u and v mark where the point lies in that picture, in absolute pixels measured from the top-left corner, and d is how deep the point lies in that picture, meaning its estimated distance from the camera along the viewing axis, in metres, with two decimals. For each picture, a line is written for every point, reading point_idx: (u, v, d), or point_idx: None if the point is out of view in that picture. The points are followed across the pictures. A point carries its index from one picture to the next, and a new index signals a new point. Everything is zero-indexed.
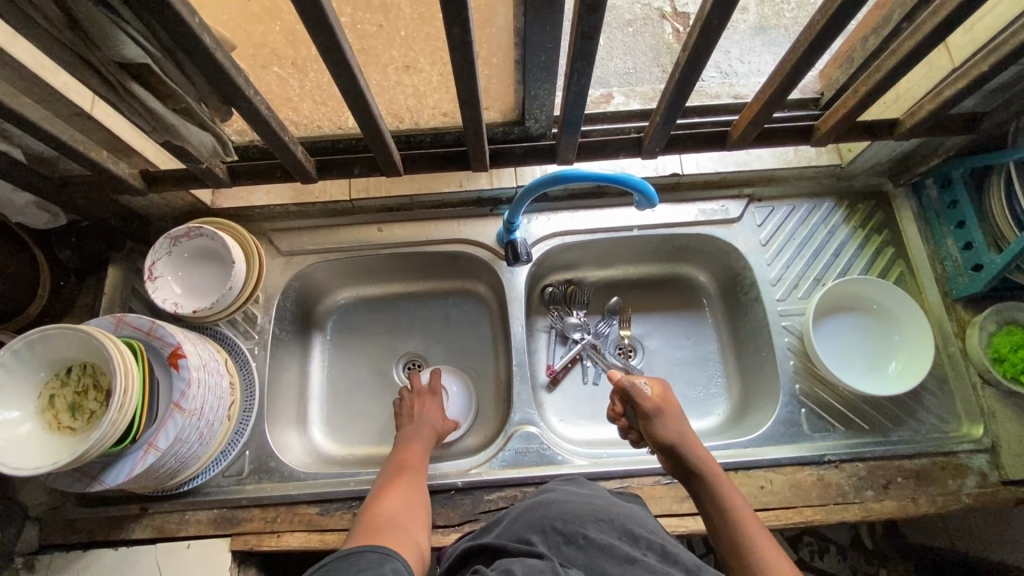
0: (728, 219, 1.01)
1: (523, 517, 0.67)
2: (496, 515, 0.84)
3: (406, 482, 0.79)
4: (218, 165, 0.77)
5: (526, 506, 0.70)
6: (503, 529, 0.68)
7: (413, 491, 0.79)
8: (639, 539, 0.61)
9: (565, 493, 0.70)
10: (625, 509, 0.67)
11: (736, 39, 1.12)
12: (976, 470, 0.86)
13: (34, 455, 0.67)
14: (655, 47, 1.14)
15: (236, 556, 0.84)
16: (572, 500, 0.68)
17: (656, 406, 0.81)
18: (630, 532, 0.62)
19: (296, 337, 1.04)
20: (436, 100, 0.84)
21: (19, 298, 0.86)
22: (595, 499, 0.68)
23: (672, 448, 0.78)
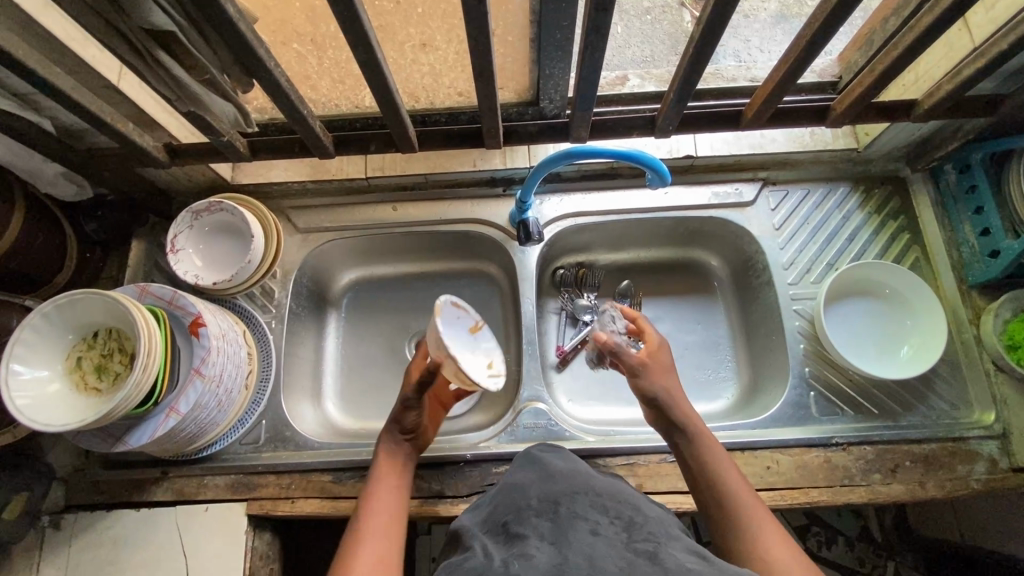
0: (741, 203, 1.00)
1: (503, 498, 0.69)
2: None
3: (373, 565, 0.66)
4: (238, 139, 0.78)
5: (511, 481, 0.71)
6: (491, 510, 0.69)
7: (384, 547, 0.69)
8: (609, 509, 0.61)
9: (547, 467, 0.70)
10: (606, 482, 0.67)
11: (756, 28, 1.11)
12: (986, 456, 0.85)
13: (63, 412, 0.70)
14: (674, 35, 1.13)
15: (252, 520, 0.87)
16: (551, 477, 0.67)
17: (642, 363, 0.79)
18: (602, 503, 0.62)
19: (312, 313, 1.06)
20: (452, 79, 0.86)
21: (48, 267, 0.90)
22: (575, 473, 0.67)
23: (654, 402, 0.77)
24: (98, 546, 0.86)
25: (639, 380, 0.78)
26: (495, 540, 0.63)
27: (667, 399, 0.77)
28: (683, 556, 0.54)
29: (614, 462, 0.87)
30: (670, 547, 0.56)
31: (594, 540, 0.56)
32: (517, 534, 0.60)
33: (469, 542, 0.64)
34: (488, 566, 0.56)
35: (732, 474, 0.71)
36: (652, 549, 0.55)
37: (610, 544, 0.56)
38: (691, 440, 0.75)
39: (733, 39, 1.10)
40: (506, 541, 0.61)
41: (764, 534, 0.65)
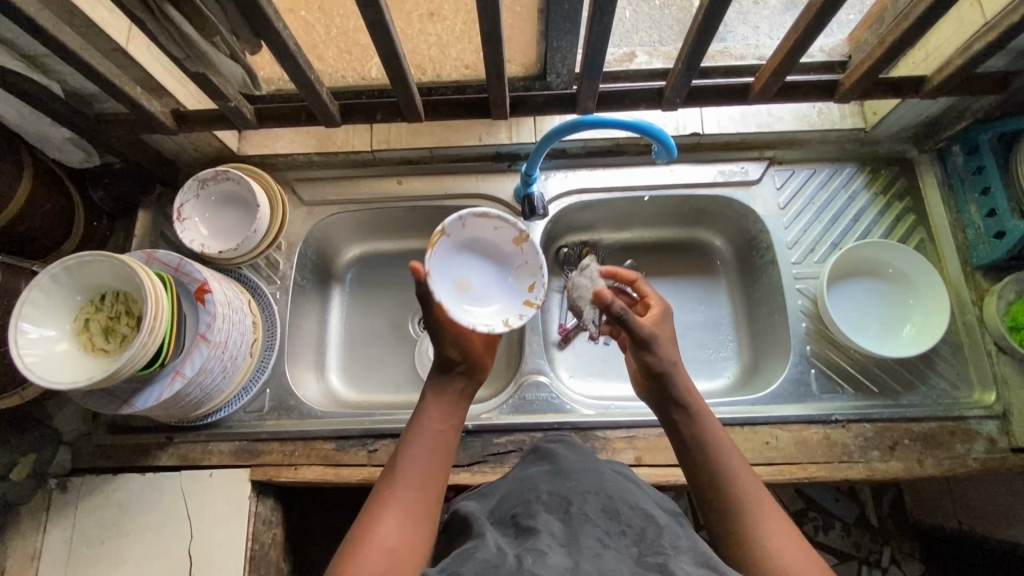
0: (747, 181, 1.00)
1: (512, 491, 0.68)
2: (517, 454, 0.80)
3: (399, 517, 0.62)
4: (245, 106, 0.79)
5: (520, 476, 0.70)
6: (496, 504, 0.67)
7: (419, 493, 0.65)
8: (621, 516, 0.60)
9: (561, 463, 0.69)
10: (621, 481, 0.66)
11: (767, 13, 1.08)
12: (985, 436, 0.86)
13: (70, 372, 0.70)
14: (683, 21, 1.09)
15: (255, 486, 0.88)
16: (563, 475, 0.66)
17: (649, 334, 0.72)
18: (614, 509, 0.60)
19: (316, 286, 1.07)
20: (459, 51, 0.86)
21: (55, 233, 0.90)
22: (589, 473, 0.67)
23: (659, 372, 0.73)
24: (103, 509, 0.88)
25: (644, 351, 0.72)
26: (503, 534, 0.61)
27: (672, 375, 0.72)
28: (691, 568, 0.53)
29: (614, 435, 0.88)
30: (678, 559, 0.54)
31: (602, 550, 0.55)
32: (529, 529, 0.58)
33: (475, 529, 0.62)
34: (498, 560, 0.54)
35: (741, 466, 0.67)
36: (661, 561, 0.53)
37: (619, 555, 0.55)
38: (695, 429, 0.70)
39: (742, 26, 1.06)
40: (517, 536, 0.59)
41: (773, 533, 0.61)
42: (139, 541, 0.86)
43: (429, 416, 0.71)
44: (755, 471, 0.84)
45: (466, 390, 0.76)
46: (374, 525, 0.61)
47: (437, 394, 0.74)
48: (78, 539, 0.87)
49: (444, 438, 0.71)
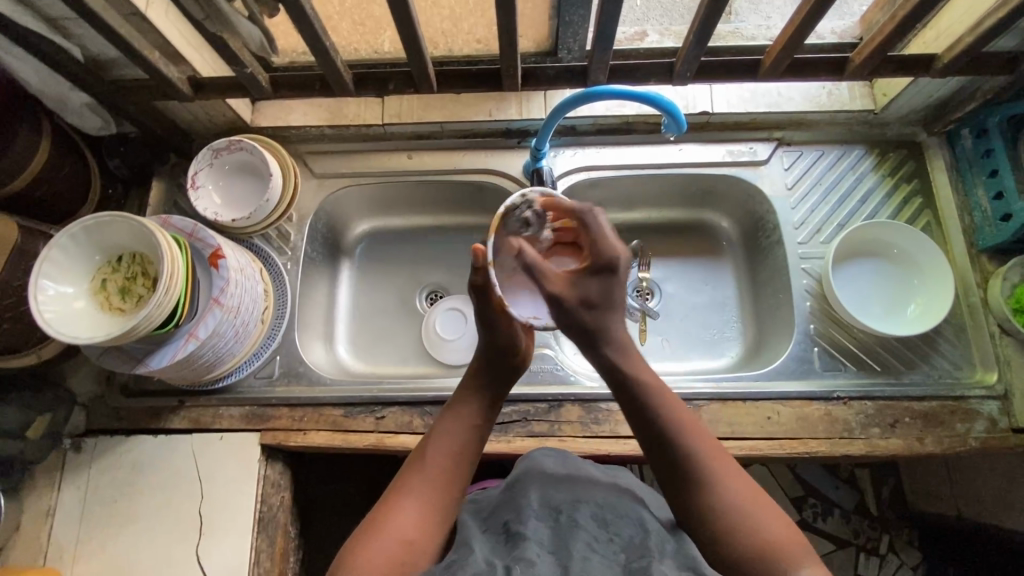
0: (755, 161, 1.01)
1: (501, 498, 0.68)
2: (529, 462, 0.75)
3: (420, 508, 0.62)
4: (260, 73, 0.80)
5: (510, 480, 0.70)
6: (486, 514, 0.68)
7: (441, 485, 0.64)
8: (609, 524, 0.60)
9: (551, 470, 0.70)
10: (611, 489, 0.67)
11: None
12: (986, 416, 0.86)
13: (87, 328, 0.72)
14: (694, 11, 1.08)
15: (265, 450, 0.90)
16: (552, 482, 0.67)
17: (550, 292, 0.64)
18: (604, 517, 0.61)
19: (326, 260, 1.08)
20: (471, 24, 0.89)
21: (72, 199, 0.92)
22: (578, 482, 0.68)
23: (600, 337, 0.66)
24: (117, 469, 0.90)
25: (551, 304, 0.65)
26: (492, 541, 0.61)
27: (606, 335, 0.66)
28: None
29: (618, 407, 0.89)
30: (664, 566, 0.55)
31: (591, 557, 0.56)
32: (518, 536, 0.59)
33: (464, 538, 0.63)
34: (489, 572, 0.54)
35: (708, 444, 0.63)
36: (647, 566, 0.55)
37: (607, 563, 0.56)
38: (655, 410, 0.65)
39: (753, 15, 1.06)
40: (505, 543, 0.60)
41: (753, 514, 0.59)
42: (151, 501, 0.88)
43: (461, 410, 0.70)
44: (757, 444, 0.85)
45: (505, 384, 0.74)
46: (393, 513, 0.62)
47: (475, 385, 0.72)
48: (92, 497, 0.89)
49: (477, 433, 0.70)
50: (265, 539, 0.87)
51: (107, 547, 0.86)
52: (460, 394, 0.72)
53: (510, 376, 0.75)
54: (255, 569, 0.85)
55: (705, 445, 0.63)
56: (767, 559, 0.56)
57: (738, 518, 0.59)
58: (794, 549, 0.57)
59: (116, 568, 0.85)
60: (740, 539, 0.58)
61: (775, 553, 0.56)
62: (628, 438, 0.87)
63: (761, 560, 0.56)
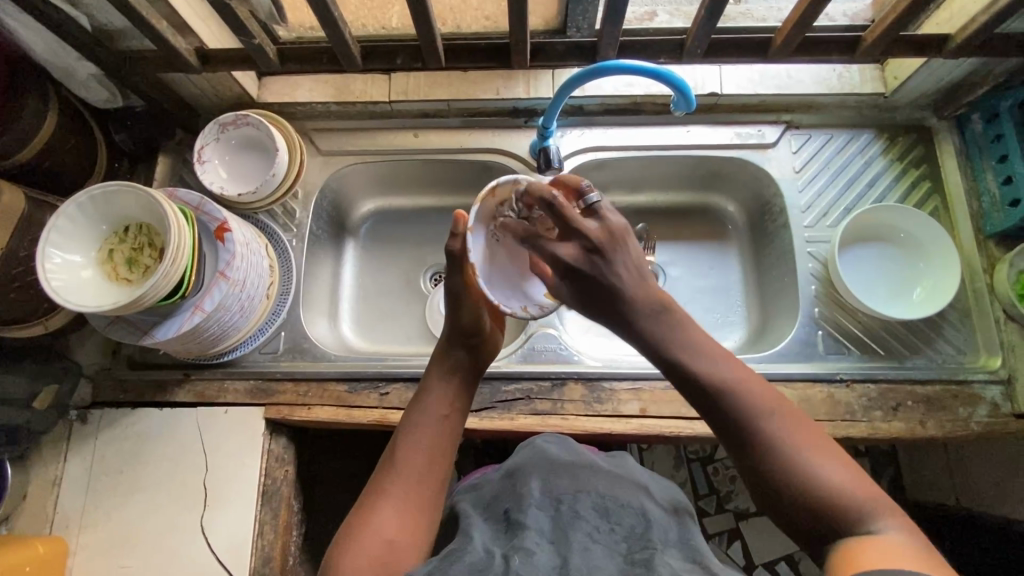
0: (763, 144, 1.00)
1: (501, 487, 0.69)
2: (532, 444, 0.76)
3: (397, 508, 0.60)
4: (269, 46, 0.81)
5: (511, 468, 0.71)
6: (487, 500, 0.68)
7: (419, 476, 0.63)
8: (610, 514, 0.61)
9: (552, 459, 0.70)
10: (612, 478, 0.68)
11: None
12: (988, 400, 0.86)
13: (95, 297, 0.73)
14: None
15: (269, 424, 0.91)
16: (555, 470, 0.68)
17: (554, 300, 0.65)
18: (604, 506, 0.62)
19: (331, 238, 1.08)
20: (480, 0, 0.88)
21: (78, 171, 0.92)
22: (578, 470, 0.68)
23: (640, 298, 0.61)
24: (123, 441, 0.90)
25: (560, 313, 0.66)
26: (492, 531, 0.62)
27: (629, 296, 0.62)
28: (679, 564, 0.55)
29: (621, 386, 0.89)
30: (667, 555, 0.56)
31: (592, 544, 0.56)
32: (518, 524, 0.59)
33: (465, 529, 0.63)
34: (486, 561, 0.54)
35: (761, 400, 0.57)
36: (648, 558, 0.54)
37: (608, 551, 0.56)
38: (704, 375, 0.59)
39: None
40: (505, 533, 0.60)
41: (827, 467, 0.54)
42: (156, 473, 0.89)
43: (431, 399, 0.68)
44: None
45: (473, 371, 0.72)
46: (375, 511, 0.60)
47: (441, 378, 0.70)
48: (98, 468, 0.90)
49: (446, 426, 0.67)
50: (269, 511, 0.88)
51: (113, 517, 0.87)
52: (426, 388, 0.70)
53: (474, 362, 0.73)
54: (259, 540, 0.86)
55: (767, 400, 0.58)
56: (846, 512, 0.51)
57: (816, 475, 0.53)
58: (870, 500, 0.52)
59: (122, 537, 0.86)
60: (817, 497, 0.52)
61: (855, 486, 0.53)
62: (631, 418, 0.87)
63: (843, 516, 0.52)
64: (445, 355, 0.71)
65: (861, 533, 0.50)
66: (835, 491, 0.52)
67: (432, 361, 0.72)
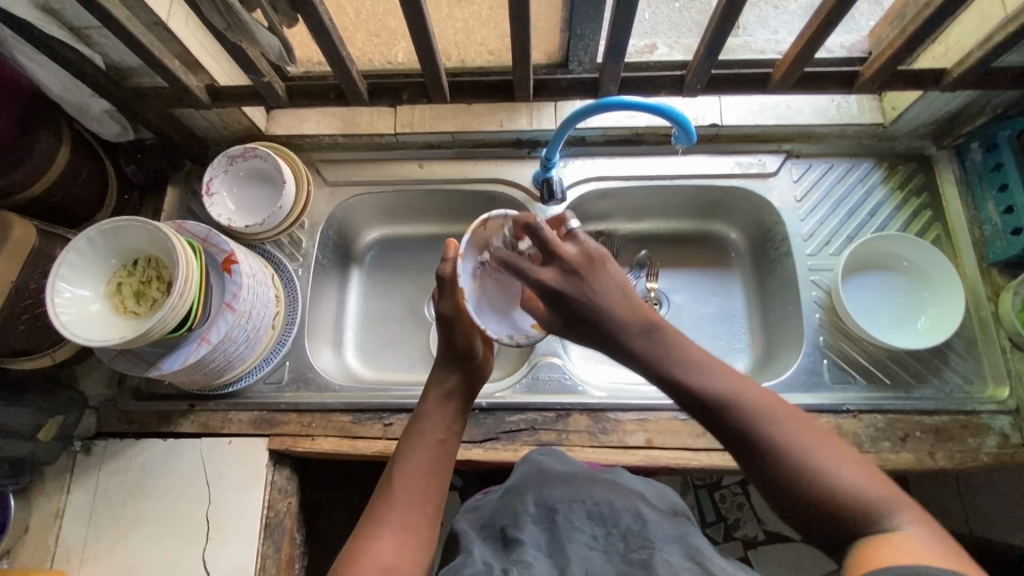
0: (764, 173, 1.01)
1: (501, 506, 0.68)
2: (528, 457, 0.77)
3: (394, 537, 0.59)
4: (277, 83, 0.83)
5: (510, 486, 0.71)
6: (489, 517, 0.68)
7: (417, 504, 0.62)
8: (607, 519, 0.61)
9: (546, 472, 0.71)
10: (610, 485, 0.67)
11: (786, 19, 1.01)
12: (997, 431, 0.85)
13: (103, 331, 0.73)
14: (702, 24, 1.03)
15: (272, 455, 0.91)
16: (550, 483, 0.67)
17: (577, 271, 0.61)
18: (600, 512, 0.61)
19: (336, 267, 1.09)
20: (483, 37, 0.90)
21: (88, 203, 0.93)
22: (575, 479, 0.68)
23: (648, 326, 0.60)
24: (126, 472, 0.90)
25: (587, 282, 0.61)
26: (492, 549, 0.61)
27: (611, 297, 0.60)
28: (677, 561, 0.55)
29: (627, 416, 0.89)
30: (665, 553, 0.56)
31: (589, 553, 0.57)
32: (515, 541, 0.59)
33: (465, 548, 0.63)
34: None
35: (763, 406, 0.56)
36: (646, 558, 0.55)
37: (606, 556, 0.57)
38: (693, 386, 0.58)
39: (760, 31, 1.02)
40: (503, 548, 0.60)
41: (836, 472, 0.53)
42: (159, 505, 0.88)
43: (427, 425, 0.68)
44: None
45: (470, 394, 0.73)
46: (371, 541, 0.59)
47: (440, 400, 0.70)
48: (100, 500, 0.89)
49: (444, 449, 0.67)
50: (271, 545, 0.87)
51: (115, 550, 0.87)
52: (422, 419, 0.69)
53: (470, 390, 0.72)
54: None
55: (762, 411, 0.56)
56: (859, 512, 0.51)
57: (828, 483, 0.52)
58: (881, 491, 0.52)
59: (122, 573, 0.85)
60: (831, 499, 0.52)
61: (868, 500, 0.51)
62: (637, 449, 0.87)
63: (855, 514, 0.51)
64: (443, 375, 0.71)
65: (883, 531, 0.50)
66: (848, 496, 0.52)
67: (429, 385, 0.71)
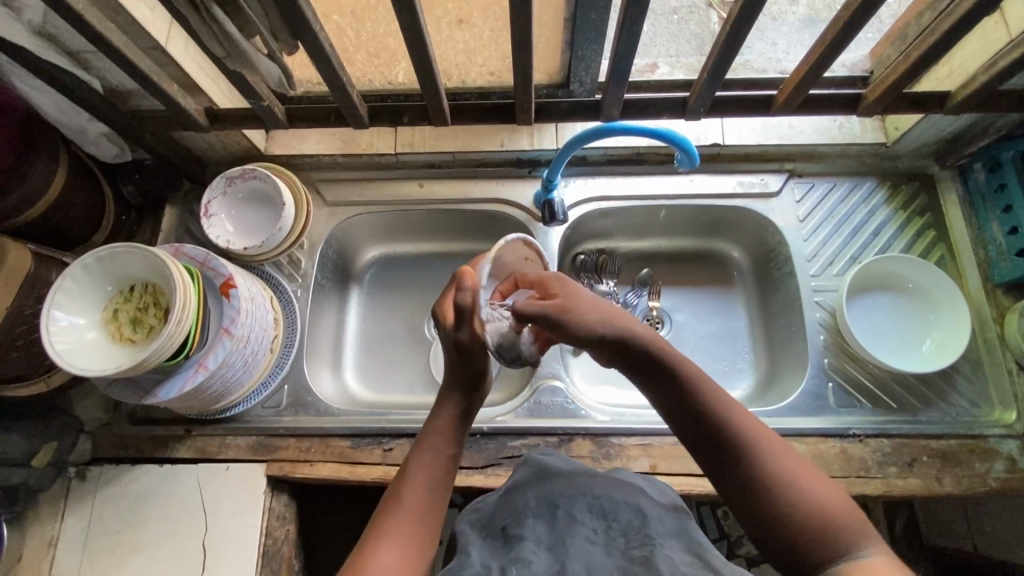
0: (766, 193, 1.01)
1: (501, 504, 0.67)
2: (528, 458, 0.74)
3: (399, 548, 0.56)
4: (277, 106, 0.82)
5: (509, 486, 0.69)
6: (488, 516, 0.66)
7: (424, 515, 0.59)
8: (608, 512, 0.59)
9: (547, 470, 0.69)
10: (611, 479, 0.65)
11: (784, 31, 1.02)
12: (1005, 455, 0.84)
13: (98, 360, 0.72)
14: (701, 36, 1.04)
15: (271, 481, 0.89)
16: (550, 480, 0.66)
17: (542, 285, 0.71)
18: (601, 505, 0.60)
19: (336, 286, 1.08)
20: (484, 58, 0.89)
21: (86, 225, 0.93)
22: (577, 475, 0.66)
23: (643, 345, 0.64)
24: (122, 499, 0.89)
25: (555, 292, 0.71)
26: (490, 547, 0.60)
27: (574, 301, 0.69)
28: (680, 557, 0.53)
29: (631, 441, 0.88)
30: (667, 549, 0.54)
31: (590, 547, 0.55)
32: (515, 537, 0.58)
33: (462, 549, 0.61)
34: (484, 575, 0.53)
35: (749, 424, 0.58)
36: (648, 556, 0.53)
37: (607, 551, 0.55)
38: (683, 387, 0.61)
39: (758, 43, 1.02)
40: (502, 547, 0.58)
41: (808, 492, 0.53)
42: (155, 532, 0.87)
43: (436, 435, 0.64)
44: None
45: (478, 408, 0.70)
46: (374, 552, 0.55)
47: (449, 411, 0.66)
48: (95, 528, 0.88)
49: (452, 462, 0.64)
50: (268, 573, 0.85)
51: None
52: (433, 422, 0.66)
53: (478, 399, 0.69)
54: None
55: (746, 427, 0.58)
56: (842, 534, 0.51)
57: (798, 500, 0.53)
58: (856, 522, 0.52)
59: None
60: (799, 517, 0.52)
61: (838, 527, 0.51)
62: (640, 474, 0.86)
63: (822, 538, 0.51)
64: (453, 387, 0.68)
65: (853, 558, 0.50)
66: (818, 517, 0.52)
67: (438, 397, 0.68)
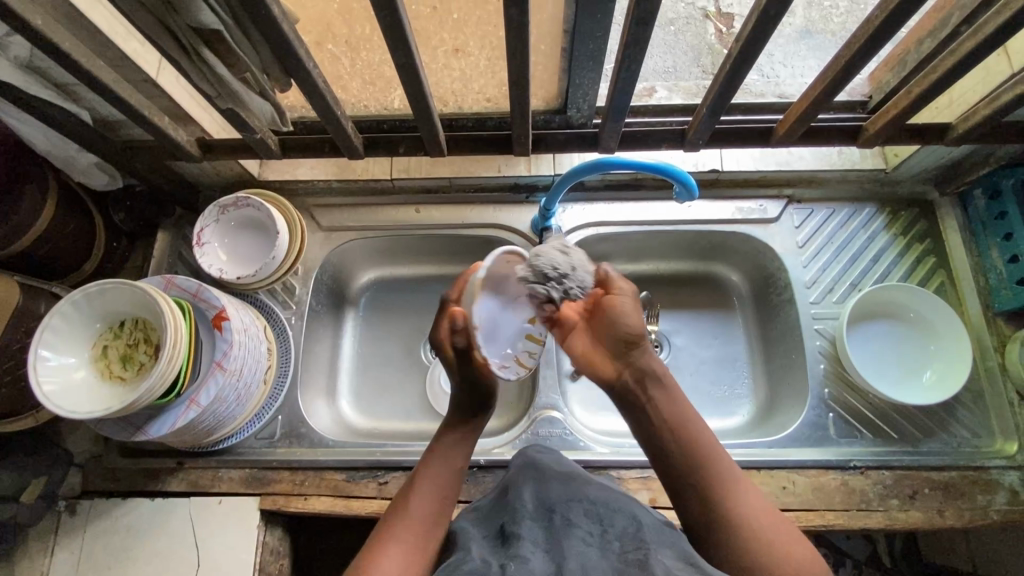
0: (765, 219, 1.00)
1: (496, 505, 0.64)
2: (522, 454, 0.72)
3: (404, 551, 0.61)
4: (271, 137, 0.81)
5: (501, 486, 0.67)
6: (479, 518, 0.64)
7: (427, 522, 0.64)
8: (605, 517, 0.57)
9: (542, 468, 0.67)
10: (608, 489, 0.63)
11: (780, 42, 1.04)
12: (1007, 487, 0.84)
13: (88, 400, 0.71)
14: (697, 47, 1.07)
15: (264, 515, 0.88)
16: (546, 479, 0.64)
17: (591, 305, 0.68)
18: (598, 511, 0.58)
19: (331, 312, 1.07)
20: (481, 85, 0.87)
21: (76, 255, 0.91)
22: (573, 477, 0.64)
23: (644, 379, 0.68)
24: (112, 534, 0.87)
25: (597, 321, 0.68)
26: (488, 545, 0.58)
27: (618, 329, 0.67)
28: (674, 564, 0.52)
29: (630, 474, 0.87)
30: (661, 556, 0.52)
31: (586, 547, 0.53)
32: (512, 536, 0.56)
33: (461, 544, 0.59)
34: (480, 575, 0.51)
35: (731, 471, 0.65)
36: (643, 559, 0.51)
37: (603, 553, 0.53)
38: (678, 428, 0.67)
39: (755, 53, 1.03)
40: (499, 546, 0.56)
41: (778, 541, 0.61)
42: (145, 568, 0.85)
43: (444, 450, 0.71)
44: None
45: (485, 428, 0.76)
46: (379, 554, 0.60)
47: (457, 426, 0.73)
48: (83, 565, 0.86)
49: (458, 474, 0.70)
50: None
51: None
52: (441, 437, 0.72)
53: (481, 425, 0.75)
54: None
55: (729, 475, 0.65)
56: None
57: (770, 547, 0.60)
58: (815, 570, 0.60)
59: None
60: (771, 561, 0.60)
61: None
62: None
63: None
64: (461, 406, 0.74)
65: None
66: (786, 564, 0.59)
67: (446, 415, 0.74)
